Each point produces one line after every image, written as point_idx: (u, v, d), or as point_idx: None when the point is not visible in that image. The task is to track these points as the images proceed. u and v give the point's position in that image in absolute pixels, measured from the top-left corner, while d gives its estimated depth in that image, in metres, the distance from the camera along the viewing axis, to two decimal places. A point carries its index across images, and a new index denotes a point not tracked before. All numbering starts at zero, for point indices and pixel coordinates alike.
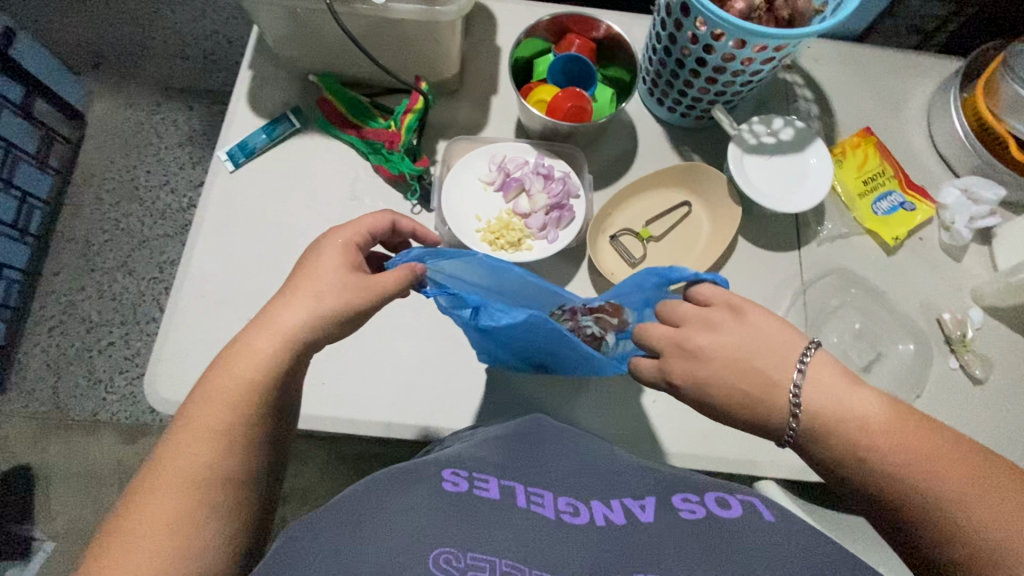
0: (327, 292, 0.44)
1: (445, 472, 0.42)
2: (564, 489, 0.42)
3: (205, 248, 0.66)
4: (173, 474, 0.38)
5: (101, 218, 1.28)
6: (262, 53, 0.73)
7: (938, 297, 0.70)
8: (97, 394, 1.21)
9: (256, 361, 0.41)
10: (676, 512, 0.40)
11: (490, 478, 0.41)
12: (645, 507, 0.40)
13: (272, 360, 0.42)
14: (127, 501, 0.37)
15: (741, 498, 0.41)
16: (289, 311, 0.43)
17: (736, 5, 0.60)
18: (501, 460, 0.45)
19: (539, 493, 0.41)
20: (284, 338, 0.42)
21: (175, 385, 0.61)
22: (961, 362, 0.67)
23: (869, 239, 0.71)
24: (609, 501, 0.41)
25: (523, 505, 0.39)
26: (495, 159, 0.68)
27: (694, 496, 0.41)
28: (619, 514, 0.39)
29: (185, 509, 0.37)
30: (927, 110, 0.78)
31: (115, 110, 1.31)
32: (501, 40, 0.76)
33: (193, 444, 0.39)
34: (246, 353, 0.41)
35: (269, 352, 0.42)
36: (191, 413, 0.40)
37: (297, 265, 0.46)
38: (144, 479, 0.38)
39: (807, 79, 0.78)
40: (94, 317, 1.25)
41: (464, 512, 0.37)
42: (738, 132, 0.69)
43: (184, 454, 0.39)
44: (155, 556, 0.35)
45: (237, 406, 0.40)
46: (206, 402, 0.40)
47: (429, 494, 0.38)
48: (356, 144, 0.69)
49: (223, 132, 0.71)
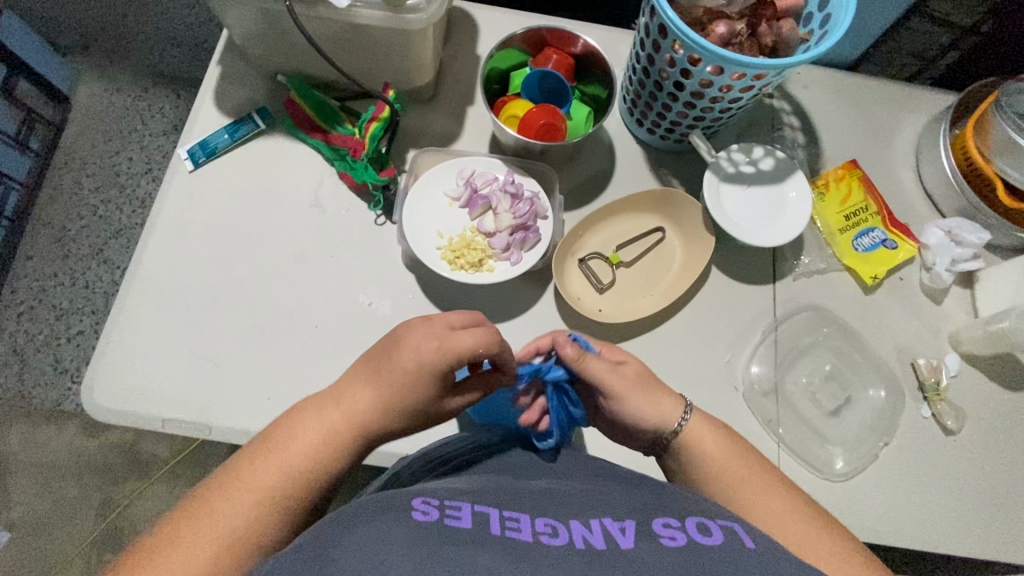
0: (391, 385, 0.45)
1: (415, 500, 0.38)
2: (541, 513, 0.39)
3: (158, 250, 0.63)
4: (216, 525, 0.39)
5: (78, 203, 1.24)
6: (233, 49, 0.71)
7: (916, 341, 0.68)
8: (62, 383, 1.16)
9: (323, 433, 0.44)
10: (657, 539, 0.37)
11: (463, 505, 0.38)
12: (625, 531, 0.37)
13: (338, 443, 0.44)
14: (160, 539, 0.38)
15: (723, 524, 0.39)
16: (362, 394, 0.45)
17: (717, 29, 0.57)
18: (478, 488, 0.42)
19: (515, 518, 0.38)
20: (348, 423, 0.44)
21: (116, 392, 0.58)
22: (933, 411, 0.64)
23: (847, 276, 0.69)
24: (589, 521, 0.38)
25: (497, 531, 0.36)
26: (463, 173, 0.66)
27: (676, 522, 0.39)
28: (598, 537, 0.36)
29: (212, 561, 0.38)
30: (916, 145, 0.75)
31: (101, 93, 1.27)
32: (480, 49, 0.73)
33: (243, 497, 0.40)
34: (315, 420, 0.44)
35: (335, 420, 0.44)
36: (254, 466, 0.42)
37: (383, 351, 0.47)
38: (186, 520, 0.39)
39: (795, 107, 0.75)
40: (65, 304, 1.20)
41: (437, 538, 0.34)
42: (716, 159, 0.66)
43: (232, 507, 0.40)
44: None
45: (292, 469, 0.42)
46: (270, 457, 0.42)
47: (397, 522, 0.35)
48: (322, 150, 0.67)
49: (186, 129, 0.68)
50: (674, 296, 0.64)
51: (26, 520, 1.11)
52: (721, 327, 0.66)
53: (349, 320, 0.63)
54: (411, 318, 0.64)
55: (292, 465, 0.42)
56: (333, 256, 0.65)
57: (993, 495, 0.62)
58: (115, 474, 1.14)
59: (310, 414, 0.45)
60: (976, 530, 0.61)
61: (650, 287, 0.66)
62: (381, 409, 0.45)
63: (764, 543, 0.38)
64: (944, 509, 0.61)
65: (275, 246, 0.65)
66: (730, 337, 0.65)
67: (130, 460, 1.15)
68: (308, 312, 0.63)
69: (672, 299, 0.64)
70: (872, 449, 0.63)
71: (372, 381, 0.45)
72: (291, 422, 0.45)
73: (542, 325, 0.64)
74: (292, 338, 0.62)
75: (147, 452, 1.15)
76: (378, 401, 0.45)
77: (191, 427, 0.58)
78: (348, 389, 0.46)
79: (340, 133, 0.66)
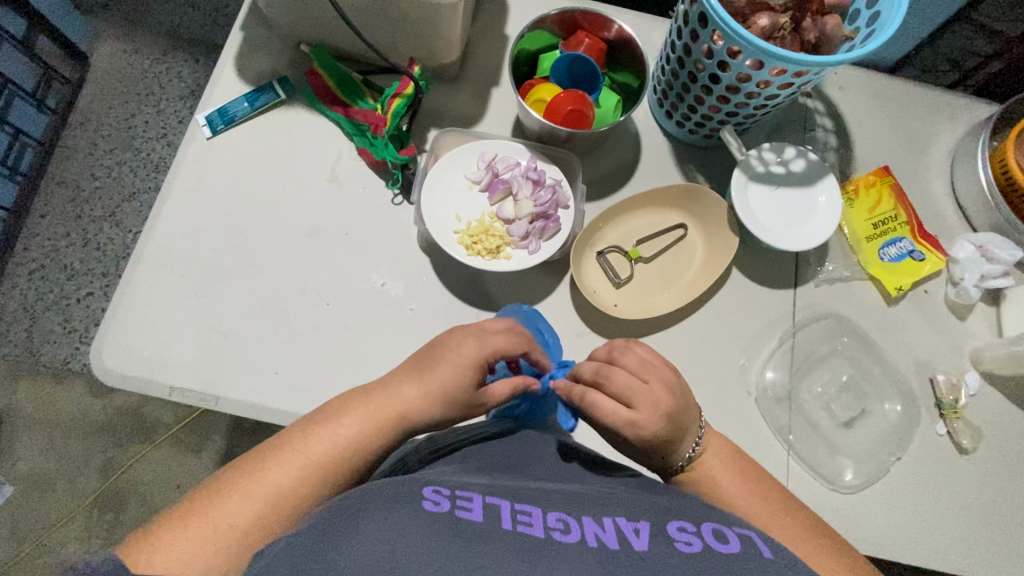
0: (440, 383, 0.46)
1: (425, 489, 0.37)
2: (554, 507, 0.38)
3: (172, 218, 0.62)
4: (264, 486, 0.41)
5: (94, 164, 1.23)
6: (255, 15, 0.69)
7: (936, 357, 0.66)
8: (70, 343, 1.17)
9: (374, 419, 0.45)
10: (672, 542, 0.36)
11: (474, 497, 0.37)
12: (639, 532, 0.37)
13: (386, 430, 0.45)
14: (209, 490, 0.41)
15: (739, 532, 0.39)
16: (412, 387, 0.46)
17: (760, 21, 0.55)
18: (489, 481, 0.41)
19: (526, 511, 0.37)
20: (397, 409, 0.45)
21: (125, 358, 0.58)
22: (948, 429, 0.63)
23: (871, 286, 0.67)
24: (601, 519, 0.37)
25: (508, 527, 0.35)
26: (484, 157, 0.64)
27: (691, 526, 0.38)
28: (612, 536, 0.36)
29: (255, 521, 0.40)
30: (952, 156, 0.73)
31: (118, 53, 1.26)
32: (509, 29, 0.71)
33: (292, 465, 0.42)
34: (352, 412, 0.45)
35: (388, 408, 0.45)
36: (309, 436, 0.44)
37: (430, 346, 0.49)
38: (235, 478, 0.41)
39: (829, 108, 0.73)
40: (76, 265, 1.20)
41: (448, 536, 0.33)
42: (746, 157, 0.64)
43: (280, 472, 0.41)
44: (201, 545, 0.38)
45: (340, 447, 0.43)
46: (324, 431, 0.44)
47: (410, 513, 0.34)
48: (342, 124, 0.66)
49: (205, 94, 0.67)
50: (693, 295, 0.63)
51: (31, 475, 1.12)
52: (737, 330, 0.64)
53: (361, 300, 0.62)
54: (424, 301, 0.63)
55: (324, 457, 0.43)
56: (347, 234, 0.64)
57: (1003, 518, 0.61)
58: (120, 436, 1.15)
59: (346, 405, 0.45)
60: (984, 552, 0.60)
61: (668, 284, 0.65)
62: (423, 403, 0.46)
63: (782, 554, 0.37)
64: (952, 529, 0.60)
65: (290, 221, 0.64)
66: (747, 341, 0.64)
67: (135, 424, 1.16)
68: (319, 289, 0.62)
69: (690, 298, 0.63)
70: (884, 464, 0.62)
71: (410, 381, 0.46)
72: (326, 413, 0.45)
73: (554, 316, 0.63)
74: (303, 315, 0.61)
75: (151, 417, 1.16)
76: (420, 394, 0.46)
77: (199, 397, 0.58)
78: (391, 382, 0.47)
79: (361, 107, 0.65)
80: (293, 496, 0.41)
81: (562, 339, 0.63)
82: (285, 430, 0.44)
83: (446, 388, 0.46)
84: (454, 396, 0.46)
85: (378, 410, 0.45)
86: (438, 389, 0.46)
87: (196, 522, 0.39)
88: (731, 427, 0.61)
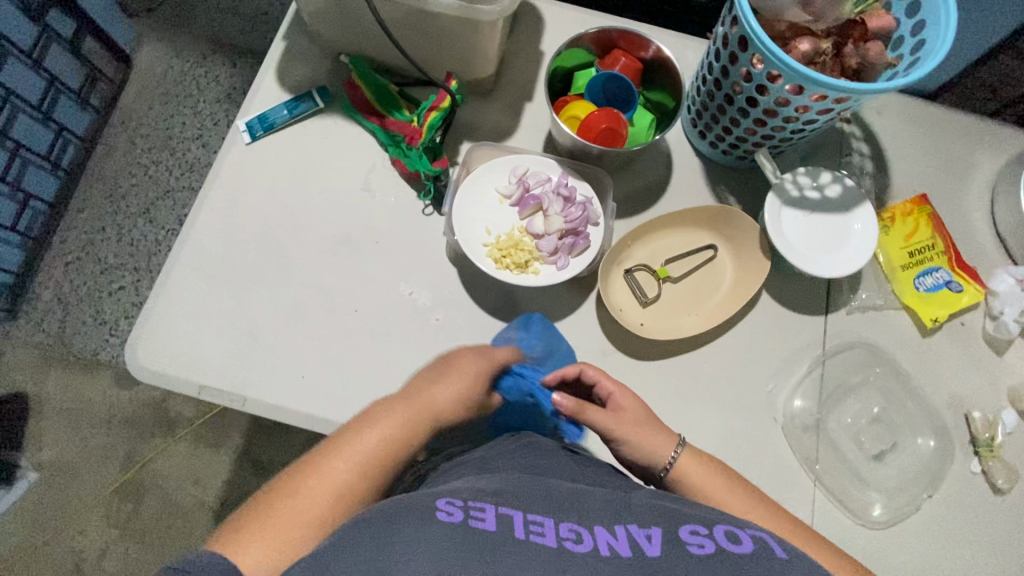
0: (471, 386, 0.51)
1: (439, 501, 0.37)
2: (567, 515, 0.38)
3: (209, 220, 0.64)
4: (331, 481, 0.41)
5: (132, 162, 1.27)
6: (298, 25, 0.70)
7: (972, 392, 0.64)
8: (100, 335, 1.20)
9: (419, 416, 0.47)
10: (686, 547, 0.36)
11: (487, 508, 0.37)
12: (651, 538, 0.36)
13: (430, 425, 0.48)
14: (274, 492, 0.41)
15: (751, 532, 0.38)
16: (447, 390, 0.50)
17: (800, 46, 0.55)
18: (497, 488, 0.41)
19: (539, 521, 0.37)
20: (437, 410, 0.48)
21: (159, 356, 0.59)
22: (982, 467, 0.61)
23: (905, 316, 0.66)
24: (614, 527, 0.37)
25: (522, 537, 0.35)
26: (516, 171, 0.65)
27: (704, 529, 0.38)
28: (624, 544, 0.36)
29: (326, 517, 0.40)
30: (993, 186, 0.71)
31: (161, 56, 1.30)
32: (544, 45, 0.72)
33: (351, 460, 0.43)
34: (386, 414, 0.46)
35: (424, 406, 0.48)
36: (358, 434, 0.45)
37: (450, 357, 0.53)
38: (296, 478, 0.42)
39: (867, 133, 0.72)
40: (110, 259, 1.23)
41: (462, 549, 0.33)
42: (780, 181, 0.64)
43: (341, 469, 0.42)
44: (281, 538, 0.38)
45: (389, 444, 0.45)
46: (374, 427, 0.45)
47: (423, 525, 0.34)
48: (378, 134, 0.67)
49: (246, 101, 0.69)
50: (721, 318, 0.62)
51: (57, 463, 1.15)
52: (765, 355, 0.63)
53: (388, 308, 0.63)
54: (451, 313, 0.63)
55: (375, 450, 0.44)
56: (378, 243, 0.65)
57: None
58: (142, 428, 1.17)
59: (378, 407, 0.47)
60: None
61: (695, 305, 0.64)
62: (457, 405, 0.50)
63: (795, 554, 0.36)
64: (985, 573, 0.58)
65: (323, 227, 0.65)
66: (774, 367, 0.63)
67: (157, 417, 1.18)
68: (348, 296, 0.63)
69: (718, 320, 0.62)
70: (914, 501, 0.60)
71: (445, 382, 0.50)
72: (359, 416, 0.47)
73: (580, 333, 0.63)
74: (330, 321, 0.62)
75: (173, 411, 1.18)
76: (457, 396, 0.50)
77: (226, 397, 0.59)
78: (426, 386, 0.50)
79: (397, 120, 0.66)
80: (356, 489, 0.42)
81: (587, 356, 0.63)
82: (334, 434, 0.45)
83: (472, 390, 0.51)
84: (475, 397, 0.51)
85: (416, 410, 0.47)
86: (468, 391, 0.51)
87: (268, 521, 0.38)
88: (755, 454, 0.60)
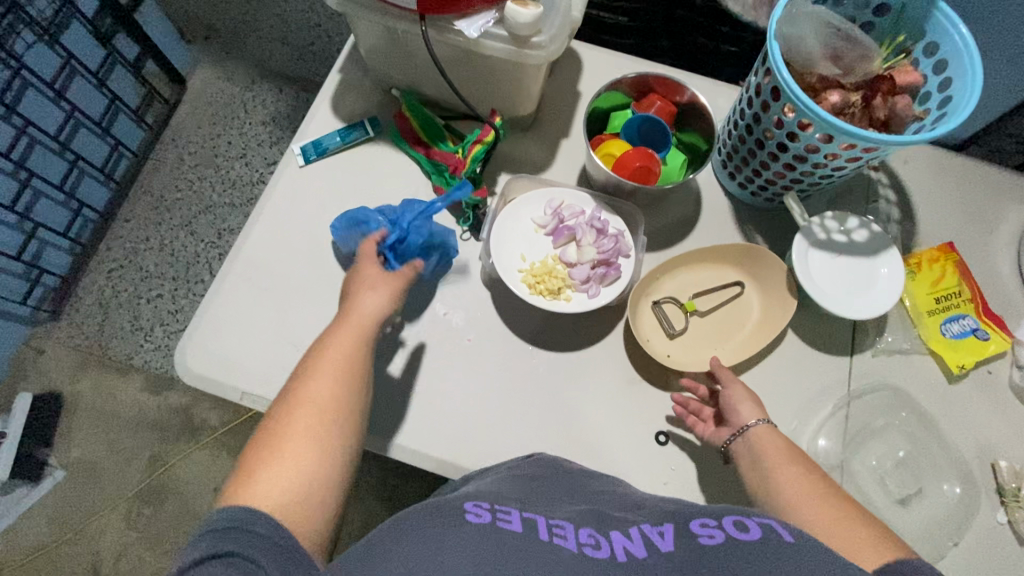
0: (386, 288, 0.58)
1: (466, 505, 0.39)
2: (585, 522, 0.39)
3: (261, 236, 0.68)
4: (311, 399, 0.47)
5: (179, 176, 1.34)
6: (353, 60, 0.76)
7: (1000, 441, 0.64)
8: (136, 339, 1.25)
9: (357, 321, 0.54)
10: (696, 538, 0.37)
11: (512, 512, 0.39)
12: (665, 534, 0.38)
13: (370, 322, 0.54)
14: (270, 424, 0.45)
15: (758, 519, 0.38)
16: (368, 295, 0.56)
17: (831, 98, 0.58)
18: (516, 497, 0.43)
19: (560, 526, 0.38)
20: (368, 314, 0.55)
21: (206, 362, 0.63)
22: (1012, 518, 0.61)
23: (931, 361, 0.66)
24: (629, 531, 0.38)
25: (545, 538, 0.36)
26: (552, 203, 0.68)
27: (712, 521, 0.39)
28: (639, 545, 0.37)
29: (323, 426, 0.45)
30: (1020, 237, 0.72)
31: (214, 80, 1.39)
32: (582, 86, 0.76)
33: (321, 377, 0.48)
34: (333, 334, 0.52)
35: (359, 315, 0.54)
36: (319, 357, 0.50)
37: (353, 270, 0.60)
38: (284, 408, 0.46)
39: (893, 181, 0.74)
40: (151, 267, 1.29)
41: (485, 549, 0.34)
42: (808, 224, 0.66)
43: (314, 389, 0.47)
44: (296, 459, 0.43)
45: (350, 348, 0.51)
46: (328, 348, 0.51)
47: (448, 525, 0.36)
48: (423, 162, 0.71)
49: (302, 127, 0.74)
50: (750, 352, 0.64)
51: (82, 462, 1.18)
52: (790, 393, 0.64)
53: (424, 328, 0.65)
54: (483, 335, 0.66)
55: (340, 361, 0.50)
56: None
57: None
58: (168, 433, 1.20)
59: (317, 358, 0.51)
60: None
61: (723, 340, 0.66)
62: (386, 302, 0.56)
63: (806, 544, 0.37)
64: None
65: None
66: (799, 405, 0.64)
67: (182, 423, 1.21)
68: None
69: (746, 355, 0.64)
70: (941, 549, 0.60)
71: (362, 289, 0.57)
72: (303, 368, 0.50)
73: (607, 362, 0.65)
74: None
75: (198, 418, 1.21)
76: (380, 296, 0.56)
77: (267, 405, 0.62)
78: (354, 297, 0.57)
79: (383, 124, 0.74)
80: (334, 400, 0.47)
81: (614, 384, 0.64)
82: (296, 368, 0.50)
83: (394, 284, 0.58)
84: (397, 289, 0.58)
85: (347, 354, 0.51)
86: (384, 284, 0.58)
87: (280, 450, 0.43)
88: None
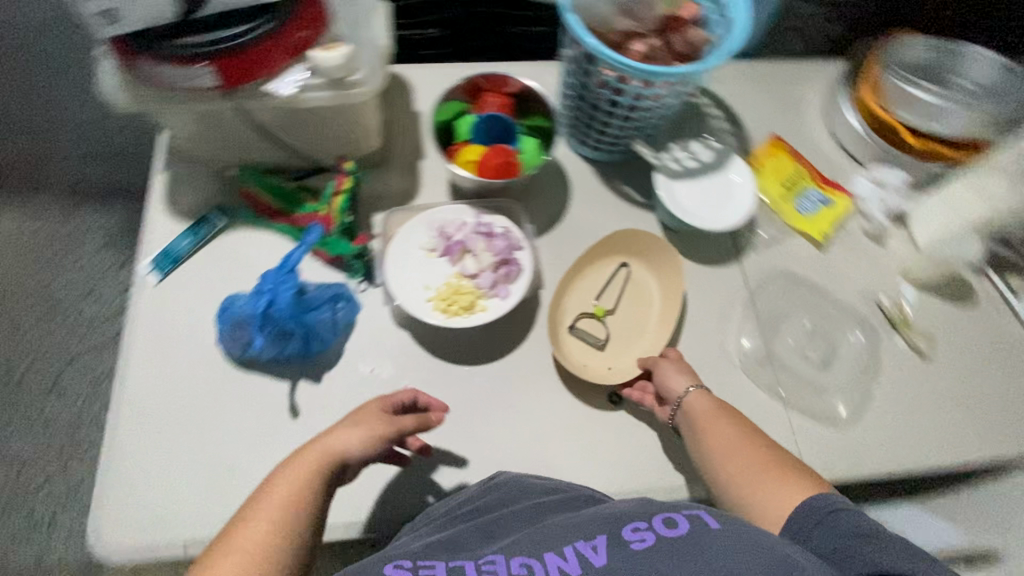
0: (368, 427, 0.53)
1: (387, 568, 0.41)
2: (518, 550, 0.42)
3: (141, 370, 0.61)
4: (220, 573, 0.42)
5: (21, 339, 1.17)
6: (174, 153, 0.70)
7: (876, 282, 0.74)
8: (39, 534, 1.07)
9: (311, 468, 0.49)
10: (628, 546, 0.39)
11: (436, 563, 0.42)
12: (597, 548, 0.40)
13: (323, 469, 0.49)
14: None
15: (687, 513, 0.41)
16: (346, 435, 0.52)
17: (636, 48, 0.63)
18: (441, 540, 0.46)
19: (490, 560, 0.41)
20: (334, 456, 0.50)
21: (129, 526, 0.55)
22: (907, 340, 0.71)
23: (802, 238, 0.75)
24: (563, 550, 0.40)
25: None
26: (433, 225, 0.68)
27: (644, 524, 0.41)
28: (573, 564, 0.39)
29: None
30: (826, 111, 0.84)
31: (23, 221, 1.22)
32: (418, 105, 0.76)
33: (242, 544, 0.44)
34: (280, 481, 0.48)
35: (323, 455, 0.50)
36: (243, 518, 0.46)
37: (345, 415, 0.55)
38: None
39: (714, 98, 0.82)
40: (28, 453, 1.11)
41: None
42: (661, 160, 0.72)
43: (227, 563, 0.42)
44: None
45: (285, 505, 0.46)
46: (262, 502, 0.46)
47: None
48: (290, 231, 0.68)
49: (144, 241, 0.67)
50: (668, 332, 0.66)
51: None
52: (705, 310, 0.70)
53: (353, 391, 0.62)
54: (416, 373, 0.64)
55: (268, 525, 0.45)
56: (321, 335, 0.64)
57: (982, 405, 0.68)
58: None
59: (260, 495, 0.47)
60: (979, 441, 0.66)
61: (643, 329, 0.68)
62: (362, 445, 0.52)
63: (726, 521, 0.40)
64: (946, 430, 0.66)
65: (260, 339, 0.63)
66: (716, 317, 0.70)
67: None
68: (310, 394, 0.62)
69: (666, 333, 0.66)
70: (867, 389, 0.68)
71: (337, 429, 0.52)
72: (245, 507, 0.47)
73: (542, 350, 0.66)
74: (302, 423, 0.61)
75: None
76: (357, 438, 0.52)
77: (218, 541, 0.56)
78: (321, 436, 0.52)
79: None
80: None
81: (556, 368, 0.65)
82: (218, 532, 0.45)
83: (379, 427, 0.53)
84: (381, 432, 0.53)
85: (284, 491, 0.47)
86: (365, 428, 0.53)
87: None
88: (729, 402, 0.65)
